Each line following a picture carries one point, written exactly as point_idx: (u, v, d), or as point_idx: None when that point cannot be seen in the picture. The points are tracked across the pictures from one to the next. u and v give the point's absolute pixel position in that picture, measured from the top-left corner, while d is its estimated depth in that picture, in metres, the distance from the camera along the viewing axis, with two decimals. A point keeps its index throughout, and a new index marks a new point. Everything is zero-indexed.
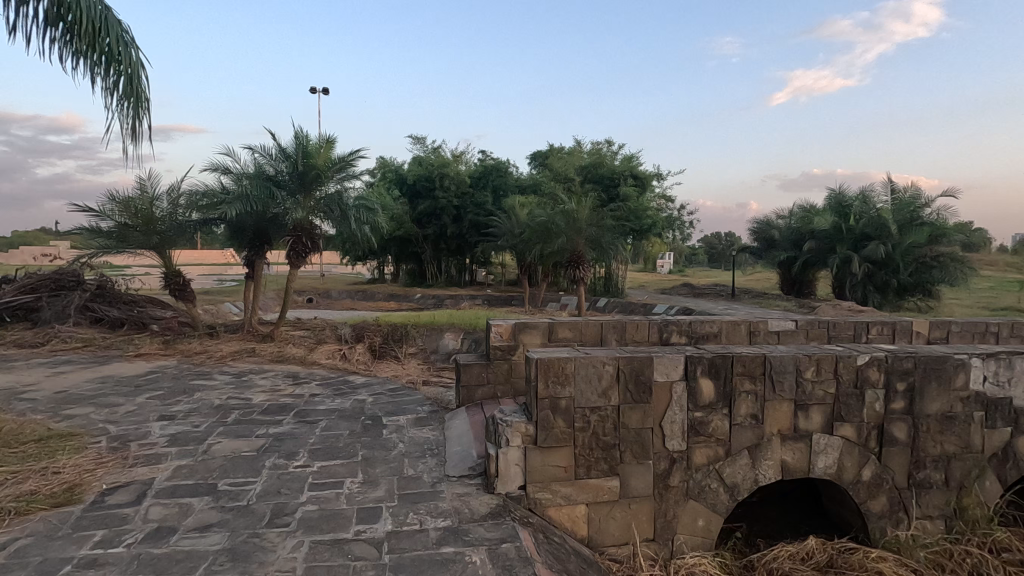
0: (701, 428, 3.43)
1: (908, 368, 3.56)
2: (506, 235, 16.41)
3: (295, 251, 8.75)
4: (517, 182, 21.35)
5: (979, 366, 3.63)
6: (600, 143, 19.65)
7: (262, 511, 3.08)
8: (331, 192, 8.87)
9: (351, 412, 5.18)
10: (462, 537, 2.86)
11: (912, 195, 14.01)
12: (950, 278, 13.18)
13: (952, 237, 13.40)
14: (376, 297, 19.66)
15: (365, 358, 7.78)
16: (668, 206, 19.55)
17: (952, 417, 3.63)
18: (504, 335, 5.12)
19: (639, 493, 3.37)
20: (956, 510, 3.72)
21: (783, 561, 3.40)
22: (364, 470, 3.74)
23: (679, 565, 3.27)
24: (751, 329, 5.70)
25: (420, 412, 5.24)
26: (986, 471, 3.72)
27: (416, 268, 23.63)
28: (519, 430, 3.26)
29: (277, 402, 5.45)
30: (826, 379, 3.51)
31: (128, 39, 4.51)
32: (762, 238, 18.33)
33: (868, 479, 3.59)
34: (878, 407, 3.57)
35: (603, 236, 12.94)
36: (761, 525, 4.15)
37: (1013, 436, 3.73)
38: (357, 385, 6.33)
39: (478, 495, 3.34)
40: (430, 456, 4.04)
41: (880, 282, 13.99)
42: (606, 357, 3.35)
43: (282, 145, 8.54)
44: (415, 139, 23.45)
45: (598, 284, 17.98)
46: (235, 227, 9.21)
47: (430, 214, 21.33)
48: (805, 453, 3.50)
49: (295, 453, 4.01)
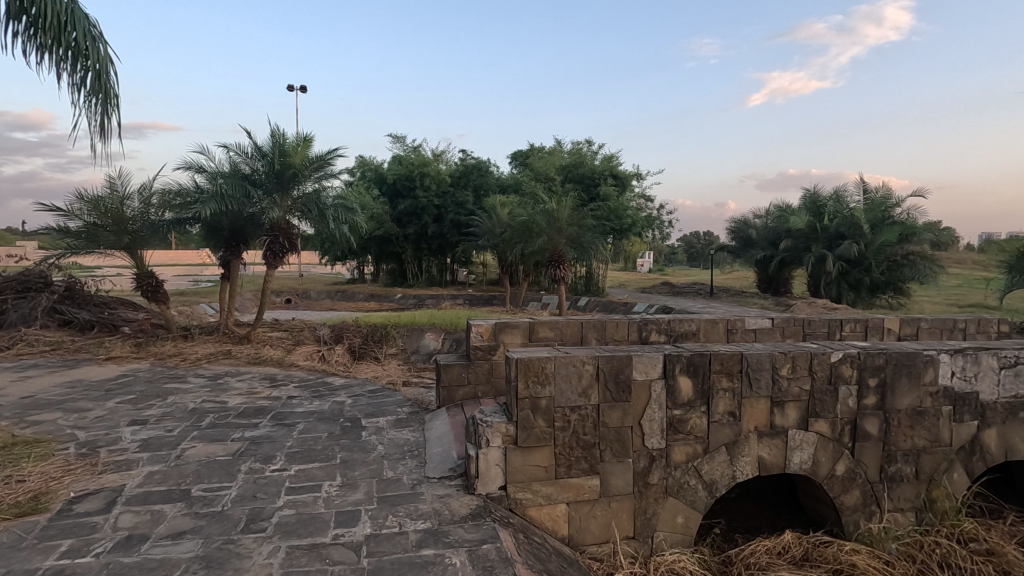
0: (680, 426, 3.46)
1: (880, 364, 3.65)
2: (486, 234, 16.37)
3: (272, 251, 8.56)
4: (498, 182, 21.35)
5: (948, 362, 3.72)
6: (580, 143, 19.74)
7: (238, 516, 3.02)
8: (309, 191, 8.75)
9: (329, 414, 5.11)
10: (442, 538, 2.84)
11: (883, 195, 14.35)
12: (920, 276, 13.52)
13: (921, 236, 13.74)
14: (356, 297, 19.47)
15: (345, 359, 7.70)
16: (647, 206, 19.73)
17: (922, 411, 3.73)
18: (484, 335, 5.11)
19: (620, 491, 3.39)
20: (926, 502, 3.82)
21: (761, 556, 3.45)
22: (342, 473, 3.69)
23: (659, 563, 3.29)
24: (729, 328, 5.78)
25: (400, 413, 5.20)
26: (954, 464, 3.82)
27: (397, 268, 23.46)
28: (500, 430, 3.25)
29: (254, 404, 5.36)
30: (801, 376, 3.57)
31: (95, 33, 4.39)
32: (740, 237, 18.60)
33: (842, 473, 3.66)
34: (851, 403, 3.64)
35: (584, 236, 12.99)
36: (740, 521, 4.20)
37: (980, 429, 3.84)
38: (336, 387, 6.26)
39: (458, 496, 3.32)
40: (410, 458, 4.01)
41: (854, 281, 14.25)
42: (586, 356, 3.36)
43: (258, 144, 8.40)
44: (395, 138, 23.29)
45: (579, 283, 18.05)
46: (210, 227, 9.04)
47: (411, 214, 21.21)
48: (781, 449, 3.56)
49: (272, 456, 3.95)
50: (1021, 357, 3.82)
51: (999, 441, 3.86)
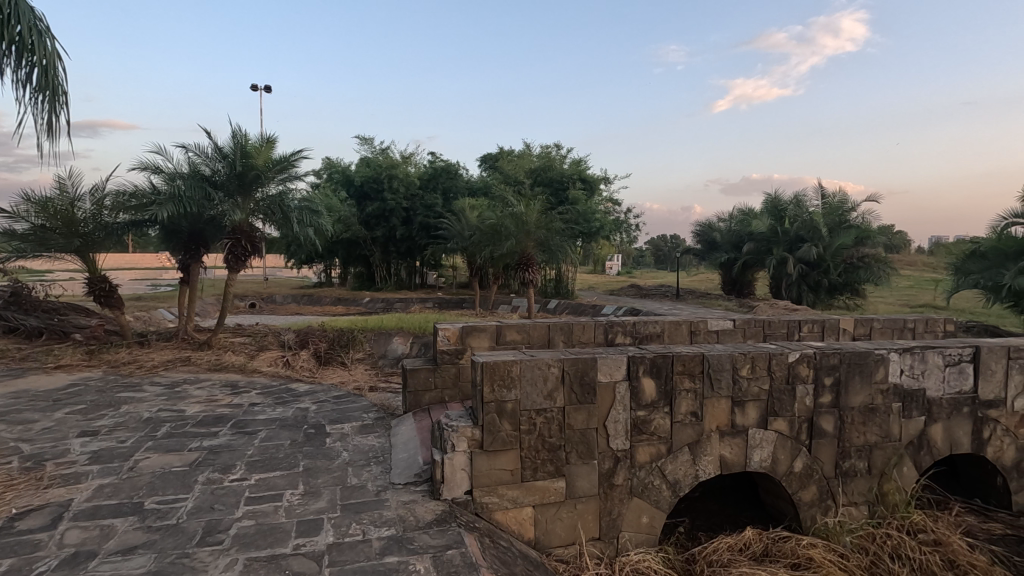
0: (643, 427, 3.51)
1: (835, 364, 3.78)
2: (455, 237, 16.28)
3: (233, 255, 8.34)
4: (468, 185, 21.33)
5: (897, 360, 3.89)
6: (549, 147, 19.84)
7: (194, 529, 2.93)
8: (272, 193, 8.55)
9: (292, 421, 5.00)
10: (407, 545, 2.81)
11: (840, 200, 14.93)
12: (875, 277, 14.06)
13: (876, 239, 14.30)
14: (323, 301, 19.13)
15: (310, 365, 7.56)
16: (614, 209, 19.96)
17: (874, 408, 3.87)
18: (451, 338, 5.10)
19: (585, 493, 3.42)
20: (878, 495, 3.96)
21: (722, 553, 3.52)
22: (305, 481, 3.62)
23: (624, 563, 3.32)
24: (692, 329, 5.92)
25: (365, 418, 5.13)
26: (904, 458, 3.98)
27: (364, 271, 23.15)
28: (465, 434, 3.24)
29: (213, 413, 5.20)
30: (760, 376, 3.67)
31: (42, 28, 4.21)
32: (704, 240, 19.01)
33: (799, 470, 3.77)
34: (808, 402, 3.75)
35: (552, 239, 13.07)
36: (703, 518, 4.26)
37: (928, 424, 4.01)
38: (300, 393, 6.13)
39: (424, 502, 3.30)
40: (375, 464, 3.95)
41: (813, 282, 14.68)
42: (551, 358, 3.38)
43: (218, 145, 8.17)
44: (362, 140, 22.97)
45: (549, 286, 18.11)
46: (169, 229, 8.77)
47: (379, 216, 20.99)
48: (741, 448, 3.64)
49: (231, 466, 3.83)
50: (964, 355, 4.02)
51: (944, 436, 4.04)
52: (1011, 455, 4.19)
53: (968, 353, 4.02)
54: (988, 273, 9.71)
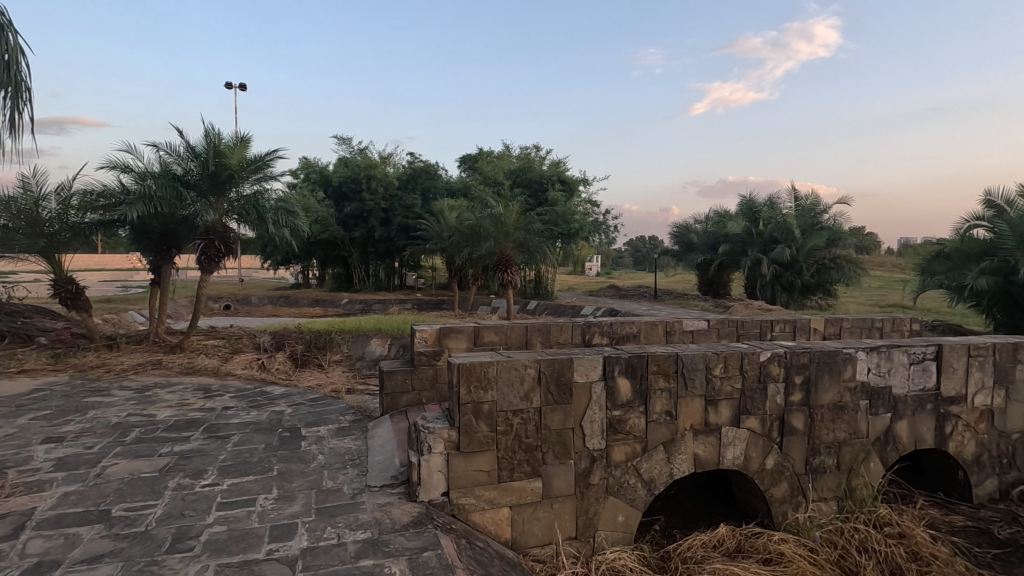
0: (619, 426, 3.54)
1: (805, 362, 3.87)
2: (434, 238, 16.22)
3: (206, 256, 8.18)
4: (447, 186, 21.29)
5: (864, 359, 4.00)
6: (528, 148, 19.89)
7: (163, 536, 2.87)
8: (246, 194, 8.40)
9: (267, 424, 4.92)
10: (382, 548, 2.79)
11: (812, 202, 15.27)
12: (846, 278, 14.42)
13: (847, 240, 14.67)
14: (300, 303, 18.89)
15: (286, 367, 7.46)
16: (593, 210, 20.08)
17: (842, 406, 3.98)
18: (429, 340, 5.09)
19: (562, 493, 3.44)
20: (846, 491, 4.07)
21: (697, 550, 3.56)
22: (279, 485, 3.57)
23: (600, 561, 3.35)
24: (668, 329, 6.00)
25: (342, 421, 5.08)
26: (872, 454, 4.09)
27: (343, 272, 22.92)
28: (442, 437, 3.23)
29: (184, 417, 5.10)
30: (732, 375, 3.73)
31: (3, 22, 4.09)
32: (681, 241, 19.28)
33: (771, 467, 3.85)
34: (779, 400, 3.84)
35: (531, 240, 13.13)
36: (679, 516, 4.31)
37: (894, 421, 4.13)
38: (275, 396, 6.04)
39: (400, 504, 3.29)
40: (351, 467, 3.92)
41: (787, 283, 14.94)
42: (528, 359, 3.39)
43: (190, 144, 8.01)
44: (340, 139, 22.72)
45: (529, 287, 18.18)
46: (139, 230, 8.56)
47: (357, 216, 20.80)
48: (715, 446, 3.70)
49: (202, 471, 3.77)
50: (927, 353, 4.16)
51: (909, 432, 4.17)
52: (971, 449, 4.34)
53: (931, 351, 4.16)
54: (952, 274, 10.02)
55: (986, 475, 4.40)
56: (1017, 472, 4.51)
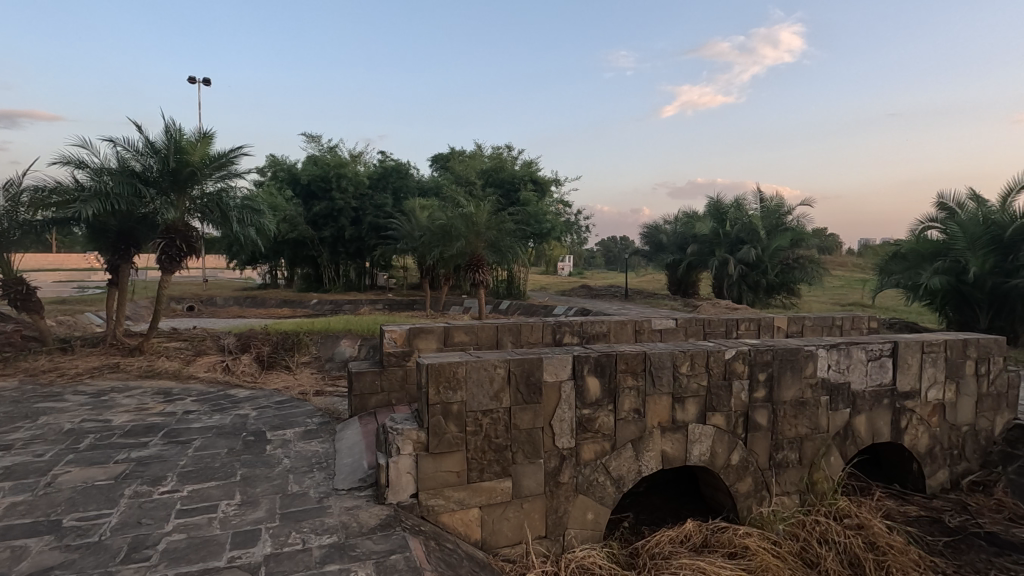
0: (588, 425, 3.57)
1: (768, 360, 3.96)
2: (406, 237, 16.09)
3: (166, 255, 7.90)
4: (418, 185, 21.13)
5: (825, 355, 4.12)
6: (500, 148, 19.88)
7: (118, 546, 2.76)
8: (209, 191, 8.15)
9: (230, 428, 4.79)
10: (349, 552, 2.75)
11: (777, 204, 15.70)
12: (808, 277, 14.86)
13: (810, 241, 15.12)
14: (267, 303, 18.49)
15: (252, 370, 7.28)
16: (565, 211, 20.18)
17: (804, 402, 4.09)
18: (398, 341, 5.04)
19: (531, 492, 3.44)
20: (808, 484, 4.17)
21: (664, 546, 3.60)
22: (242, 491, 3.48)
23: (570, 560, 3.37)
24: (637, 328, 6.07)
25: (309, 424, 4.99)
26: (832, 449, 4.21)
27: (312, 272, 22.54)
28: (410, 438, 3.19)
29: (142, 422, 4.92)
30: (699, 373, 3.80)
31: None
32: (651, 241, 19.57)
33: (736, 463, 3.92)
34: (743, 397, 3.92)
35: (502, 240, 13.14)
36: (647, 513, 4.36)
37: (853, 416, 4.26)
38: (239, 399, 5.88)
39: (368, 507, 3.24)
40: (318, 470, 3.85)
41: (753, 282, 15.29)
42: (497, 359, 3.38)
43: (150, 139, 7.75)
44: (309, 137, 22.30)
45: (501, 287, 18.18)
46: (95, 228, 8.23)
47: (327, 216, 20.48)
48: (682, 443, 3.76)
49: (161, 477, 3.64)
50: (884, 350, 4.30)
51: (867, 426, 4.31)
52: (924, 442, 4.51)
53: (887, 348, 4.31)
54: (908, 274, 10.41)
55: (938, 466, 4.59)
56: (966, 463, 4.71)
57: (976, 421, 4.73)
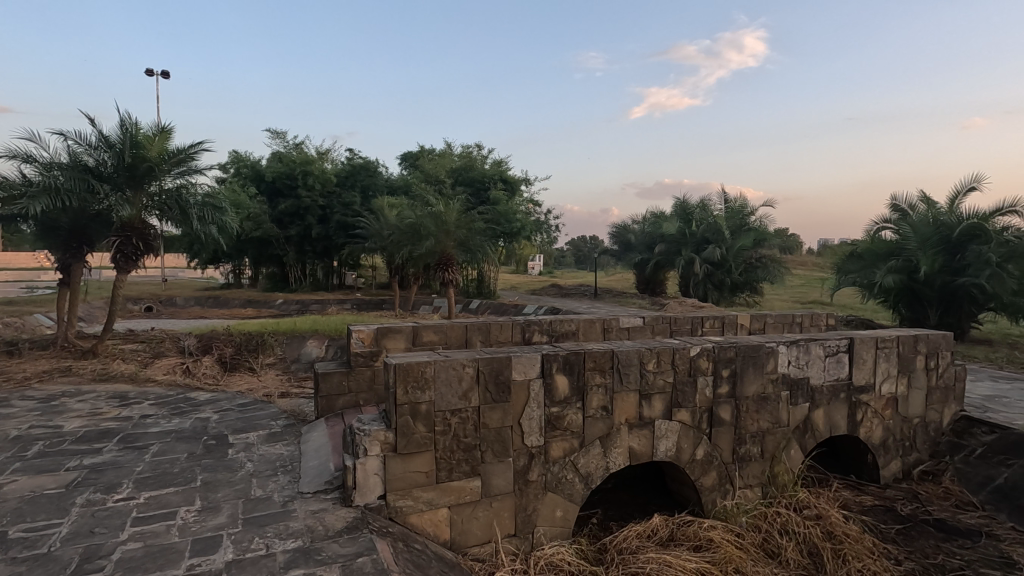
0: (557, 422, 3.59)
1: (731, 356, 4.06)
2: (375, 236, 15.87)
3: (122, 254, 7.62)
4: (387, 183, 20.87)
5: (785, 352, 4.24)
6: (470, 147, 19.82)
7: (68, 556, 2.65)
8: (168, 188, 7.87)
9: (190, 432, 4.64)
10: (314, 556, 2.70)
11: (741, 205, 16.09)
12: (771, 276, 15.29)
13: (772, 241, 15.55)
14: (231, 304, 17.98)
15: (214, 372, 7.07)
16: (535, 210, 20.25)
17: (766, 397, 4.20)
18: (365, 341, 4.97)
19: (500, 491, 3.44)
20: (770, 477, 4.29)
21: (632, 540, 3.65)
22: (203, 496, 3.37)
23: (539, 557, 3.38)
24: (605, 326, 6.13)
25: (274, 426, 4.87)
26: (792, 442, 4.34)
27: (278, 272, 22.05)
28: (378, 439, 3.15)
29: (96, 427, 4.72)
30: (664, 370, 3.86)
31: None
32: (620, 241, 19.84)
33: (701, 457, 4.01)
34: (707, 392, 4.01)
35: (471, 239, 13.09)
36: (616, 509, 4.40)
37: (812, 410, 4.40)
38: (200, 402, 5.71)
39: (335, 510, 3.19)
40: (282, 473, 3.77)
41: (718, 281, 15.62)
42: (466, 358, 3.37)
43: (103, 133, 7.44)
44: (273, 133, 21.77)
45: (471, 286, 18.13)
46: (45, 225, 7.87)
47: (293, 214, 20.06)
48: (648, 439, 3.82)
49: (116, 484, 3.50)
50: (841, 346, 4.46)
51: (825, 420, 4.46)
52: (879, 434, 4.70)
53: (844, 344, 4.46)
54: (864, 273, 10.82)
55: (891, 457, 4.78)
56: (917, 453, 4.92)
57: (925, 413, 4.95)
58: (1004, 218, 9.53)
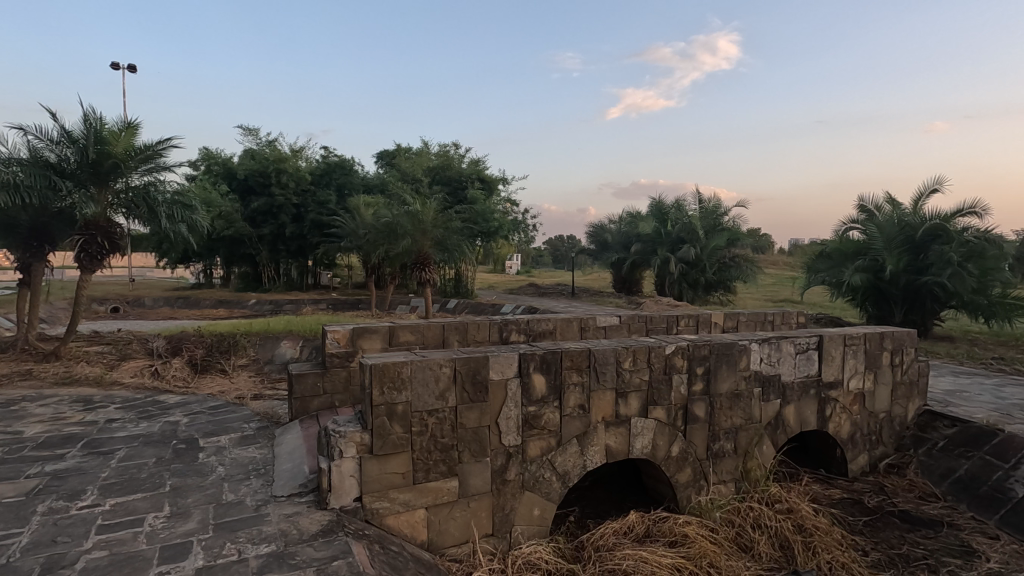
0: (534, 421, 3.60)
1: (705, 354, 4.12)
2: (350, 235, 15.69)
3: (87, 254, 7.35)
4: (363, 182, 20.65)
5: (757, 349, 4.33)
6: (447, 145, 19.74)
7: (29, 567, 2.55)
8: (135, 185, 7.66)
9: (159, 437, 4.52)
10: (288, 560, 2.65)
11: (714, 205, 16.37)
12: (743, 275, 15.58)
13: (744, 241, 15.87)
14: (202, 304, 17.57)
15: (184, 374, 6.90)
16: (513, 209, 20.27)
17: (739, 394, 4.28)
18: (341, 341, 4.91)
19: (478, 491, 3.44)
20: (743, 472, 4.37)
21: (609, 537, 3.68)
22: (172, 502, 3.29)
23: (516, 556, 3.39)
24: (582, 325, 6.16)
25: (246, 429, 4.78)
26: (764, 438, 4.43)
27: (250, 271, 21.62)
28: (354, 440, 3.11)
29: (59, 432, 4.56)
30: (641, 368, 3.91)
31: None
32: (597, 240, 20.00)
33: (676, 454, 4.06)
34: (682, 390, 4.06)
35: (449, 238, 13.05)
36: (593, 506, 4.44)
37: (783, 406, 4.50)
38: (169, 405, 5.56)
39: (309, 513, 3.14)
40: (255, 477, 3.70)
41: (693, 280, 15.85)
42: (443, 358, 3.35)
43: (66, 128, 7.20)
44: (245, 129, 21.33)
45: (449, 286, 18.06)
46: (3, 224, 7.58)
47: (266, 212, 19.70)
48: (625, 436, 3.86)
49: (80, 491, 3.39)
50: (811, 343, 4.57)
51: (796, 415, 4.56)
52: (847, 428, 4.82)
53: (814, 341, 4.57)
54: (833, 272, 11.10)
55: (858, 451, 4.91)
56: (883, 447, 5.07)
57: (891, 408, 5.10)
58: (964, 219, 9.89)
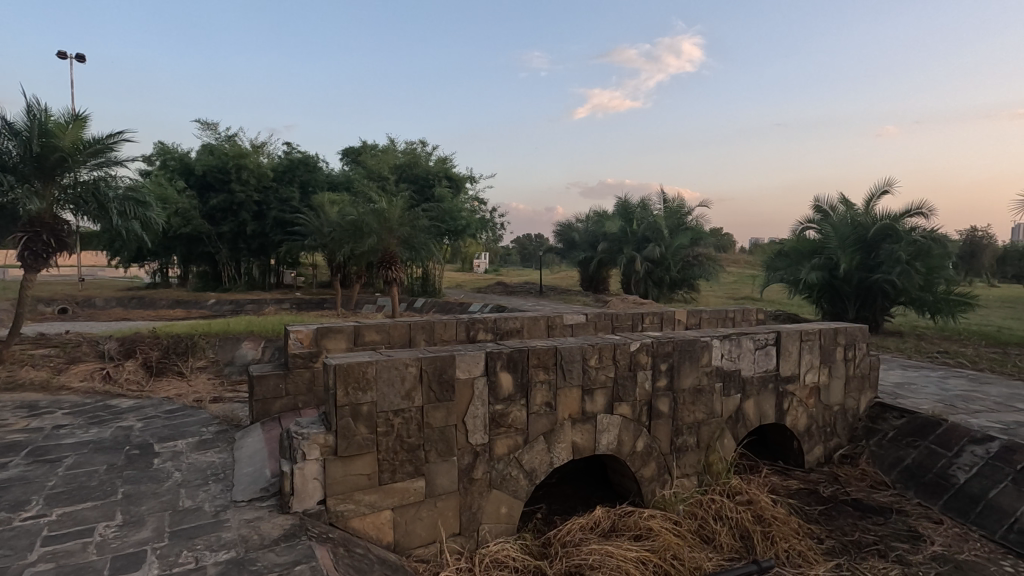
0: (501, 420, 3.60)
1: (669, 351, 4.20)
2: (314, 233, 15.36)
3: (30, 252, 7.05)
4: (328, 179, 20.25)
5: (718, 346, 4.44)
6: (414, 143, 19.53)
7: None
8: (84, 180, 7.33)
9: (111, 443, 4.33)
10: (249, 566, 2.59)
11: (678, 205, 16.70)
12: (706, 274, 15.95)
13: (707, 240, 16.25)
14: (157, 305, 16.92)
15: (138, 377, 6.64)
16: (480, 208, 20.21)
17: (701, 389, 4.38)
18: (304, 341, 4.79)
19: (445, 490, 3.42)
20: (706, 466, 4.48)
21: (575, 533, 3.72)
22: (124, 510, 3.16)
23: (483, 555, 3.38)
24: (550, 323, 6.19)
25: (204, 433, 4.63)
26: (725, 431, 4.54)
27: (210, 270, 20.96)
28: (317, 442, 3.05)
29: (0, 440, 4.32)
30: (606, 365, 3.95)
31: None
32: (564, 239, 20.15)
33: (641, 449, 4.12)
34: (647, 386, 4.13)
35: (415, 236, 12.92)
36: (559, 503, 4.47)
37: (743, 400, 4.63)
38: (122, 410, 5.33)
39: (271, 518, 3.06)
40: (214, 483, 3.59)
41: (658, 278, 16.12)
42: (409, 358, 3.32)
43: (7, 119, 6.83)
44: (203, 123, 20.62)
45: (416, 284, 17.91)
46: None
47: (226, 209, 19.12)
48: (591, 433, 3.90)
49: (24, 502, 3.22)
50: (769, 339, 4.71)
51: (755, 409, 4.70)
52: (803, 421, 4.99)
53: (772, 337, 4.72)
54: (790, 270, 11.49)
55: (814, 443, 5.09)
56: (838, 439, 5.27)
57: (845, 401, 5.30)
58: (912, 219, 10.36)
